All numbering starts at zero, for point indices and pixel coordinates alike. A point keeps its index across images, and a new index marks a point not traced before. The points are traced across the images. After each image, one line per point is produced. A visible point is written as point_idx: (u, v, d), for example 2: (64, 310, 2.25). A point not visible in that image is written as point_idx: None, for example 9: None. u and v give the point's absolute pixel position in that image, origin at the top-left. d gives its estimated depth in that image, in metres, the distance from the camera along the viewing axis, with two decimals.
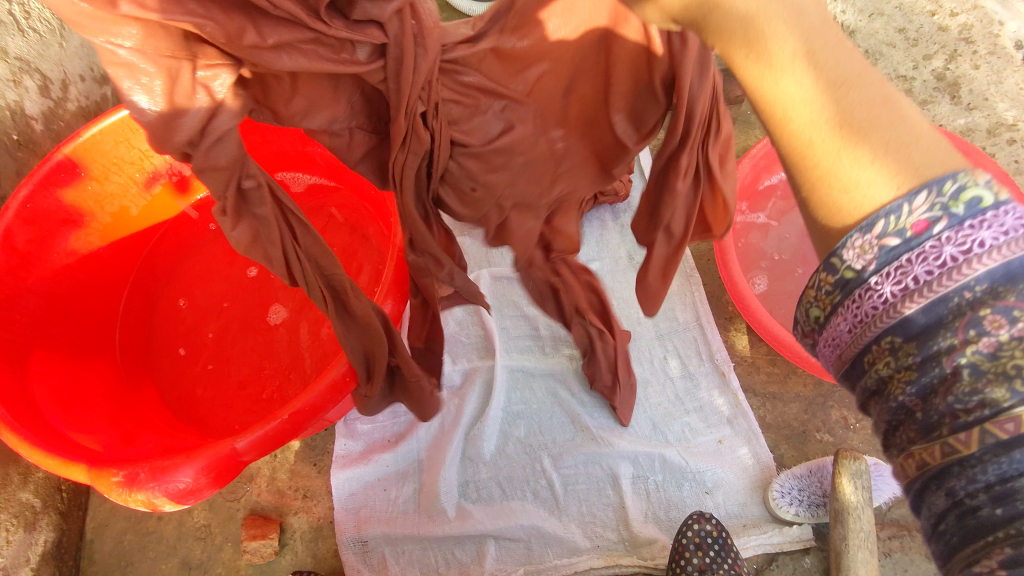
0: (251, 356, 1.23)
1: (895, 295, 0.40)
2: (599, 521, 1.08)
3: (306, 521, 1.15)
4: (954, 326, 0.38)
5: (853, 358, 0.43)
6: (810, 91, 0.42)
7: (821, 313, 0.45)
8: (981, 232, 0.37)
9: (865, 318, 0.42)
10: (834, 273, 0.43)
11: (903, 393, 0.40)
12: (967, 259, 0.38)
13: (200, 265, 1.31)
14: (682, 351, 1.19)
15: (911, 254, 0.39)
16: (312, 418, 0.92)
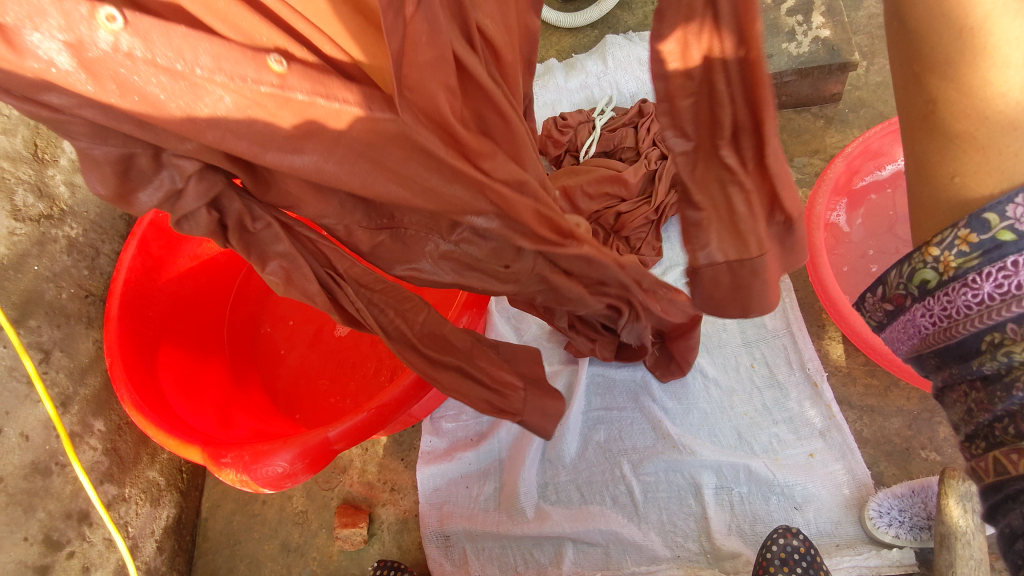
0: (343, 351, 1.31)
1: (990, 297, 0.46)
2: (680, 531, 1.06)
3: (393, 513, 1.21)
4: None
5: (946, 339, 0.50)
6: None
7: (926, 284, 0.50)
8: None
9: (953, 312, 0.48)
10: (928, 264, 0.49)
11: (994, 366, 0.47)
12: None
13: None
14: (771, 359, 1.14)
15: (991, 266, 0.45)
16: (396, 412, 0.97)
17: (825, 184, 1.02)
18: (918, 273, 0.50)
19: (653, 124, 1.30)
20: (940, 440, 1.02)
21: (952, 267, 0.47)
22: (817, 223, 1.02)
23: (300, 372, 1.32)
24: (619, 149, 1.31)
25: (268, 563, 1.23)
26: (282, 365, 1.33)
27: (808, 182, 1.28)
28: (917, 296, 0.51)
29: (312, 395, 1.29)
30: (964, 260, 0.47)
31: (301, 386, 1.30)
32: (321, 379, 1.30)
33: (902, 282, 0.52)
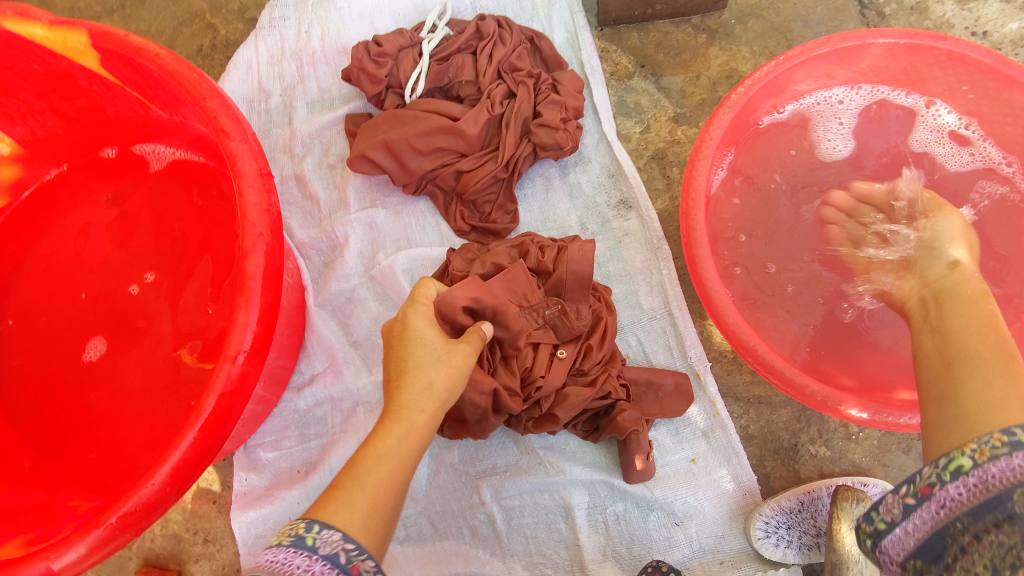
0: (121, 368, 0.93)
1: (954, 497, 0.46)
2: (549, 562, 0.91)
3: (209, 569, 0.98)
4: (987, 522, 0.44)
5: (975, 508, 0.45)
6: (973, 351, 0.56)
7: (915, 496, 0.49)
8: (994, 468, 0.45)
9: (939, 512, 0.47)
10: (941, 464, 0.48)
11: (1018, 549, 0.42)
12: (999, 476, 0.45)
13: (47, 259, 0.98)
14: (648, 346, 0.96)
15: (958, 479, 0.47)
16: (151, 517, 0.66)
17: (708, 143, 0.79)
18: (954, 460, 0.48)
19: (496, 48, 0.99)
20: (830, 431, 0.91)
21: (987, 454, 0.46)
22: (699, 196, 0.78)
23: (63, 402, 0.93)
24: (455, 84, 1.00)
25: None
26: (22, 401, 0.93)
27: (689, 117, 1.04)
28: (946, 479, 0.47)
29: (84, 435, 0.91)
30: (996, 450, 0.46)
31: (68, 423, 0.92)
32: (96, 409, 0.92)
33: (935, 471, 0.48)
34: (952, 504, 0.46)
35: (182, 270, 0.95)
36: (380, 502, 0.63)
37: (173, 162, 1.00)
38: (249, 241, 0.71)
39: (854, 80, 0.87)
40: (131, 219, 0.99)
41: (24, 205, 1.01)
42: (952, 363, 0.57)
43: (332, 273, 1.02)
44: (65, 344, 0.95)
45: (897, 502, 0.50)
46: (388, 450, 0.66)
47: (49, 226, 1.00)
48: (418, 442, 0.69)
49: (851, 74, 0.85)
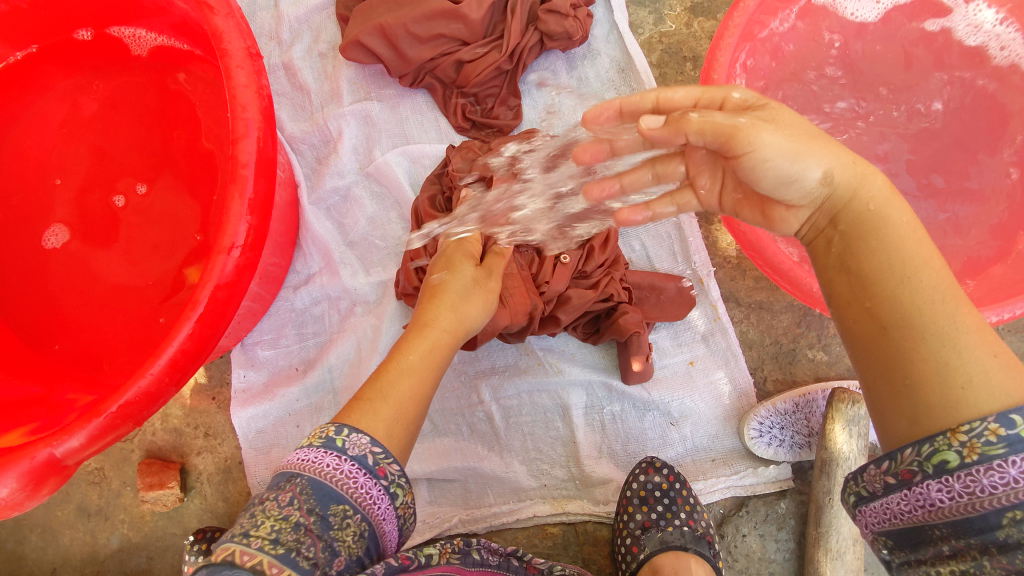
0: (109, 261, 0.90)
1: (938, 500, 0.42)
2: (546, 457, 0.93)
3: (211, 462, 0.99)
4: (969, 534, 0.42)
5: (954, 516, 0.42)
6: (920, 284, 0.48)
7: (887, 485, 0.45)
8: (985, 479, 0.40)
9: (912, 511, 0.44)
10: (910, 465, 0.44)
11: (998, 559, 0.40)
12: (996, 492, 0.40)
13: (23, 144, 0.93)
14: (652, 250, 0.94)
15: (938, 483, 0.42)
16: (150, 408, 0.66)
17: (731, 29, 0.76)
18: (937, 453, 0.42)
19: None
20: (829, 336, 0.91)
21: (976, 453, 0.41)
22: (717, 85, 0.75)
23: (50, 293, 0.91)
24: None
25: (66, 531, 1.01)
26: (9, 295, 0.91)
27: (706, 8, 0.98)
28: (931, 475, 0.43)
29: (73, 328, 0.89)
30: (991, 449, 0.41)
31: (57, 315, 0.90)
32: (85, 301, 0.90)
33: (917, 459, 0.43)
34: (935, 507, 0.42)
35: (171, 163, 0.91)
36: (403, 413, 0.62)
37: (154, 50, 0.93)
38: (240, 127, 0.66)
39: None
40: (110, 107, 0.93)
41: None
42: (883, 323, 0.48)
43: (325, 169, 0.98)
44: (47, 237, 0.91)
45: (877, 477, 0.46)
46: (411, 364, 0.65)
47: (23, 114, 0.94)
48: (440, 358, 0.68)
49: None
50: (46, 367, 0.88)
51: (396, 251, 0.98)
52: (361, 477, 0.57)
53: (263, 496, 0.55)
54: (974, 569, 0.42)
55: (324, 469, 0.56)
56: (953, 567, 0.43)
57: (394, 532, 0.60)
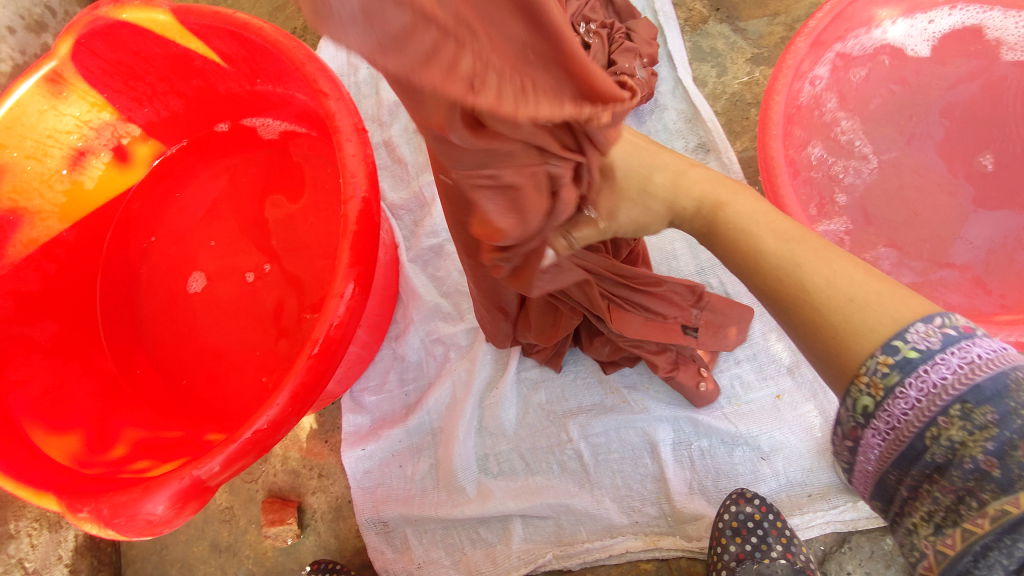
0: (240, 319, 1.05)
1: (886, 431, 0.44)
2: (636, 494, 0.94)
3: (324, 501, 1.08)
4: (953, 446, 0.41)
5: (916, 430, 0.43)
6: (777, 235, 0.52)
7: (849, 440, 0.47)
8: (934, 372, 0.42)
9: (882, 447, 0.45)
10: (855, 397, 0.45)
11: (943, 452, 0.42)
12: (943, 387, 0.41)
13: (180, 224, 1.12)
14: (731, 287, 0.97)
15: (907, 388, 0.42)
16: (275, 436, 0.75)
17: (785, 72, 0.81)
18: (857, 399, 0.45)
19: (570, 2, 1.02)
20: None
21: (880, 388, 0.43)
22: (777, 127, 0.80)
23: (194, 348, 1.06)
24: None
25: (200, 566, 1.11)
26: (165, 350, 1.07)
27: (767, 56, 1.03)
28: (865, 423, 0.45)
29: (211, 378, 1.04)
30: (889, 379, 0.43)
31: (198, 365, 1.05)
32: (221, 354, 1.05)
33: (850, 415, 0.46)
34: (882, 447, 0.44)
35: (299, 231, 1.06)
36: None
37: (283, 132, 1.11)
38: (350, 189, 0.77)
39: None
40: (252, 185, 1.11)
41: (158, 175, 1.15)
42: (753, 262, 0.52)
43: (422, 230, 1.10)
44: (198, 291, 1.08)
45: (842, 445, 0.48)
46: None
47: (182, 192, 1.14)
48: None
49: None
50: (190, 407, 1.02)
51: None
52: None
53: None
54: (960, 506, 0.42)
55: None
56: (917, 506, 0.45)
57: None
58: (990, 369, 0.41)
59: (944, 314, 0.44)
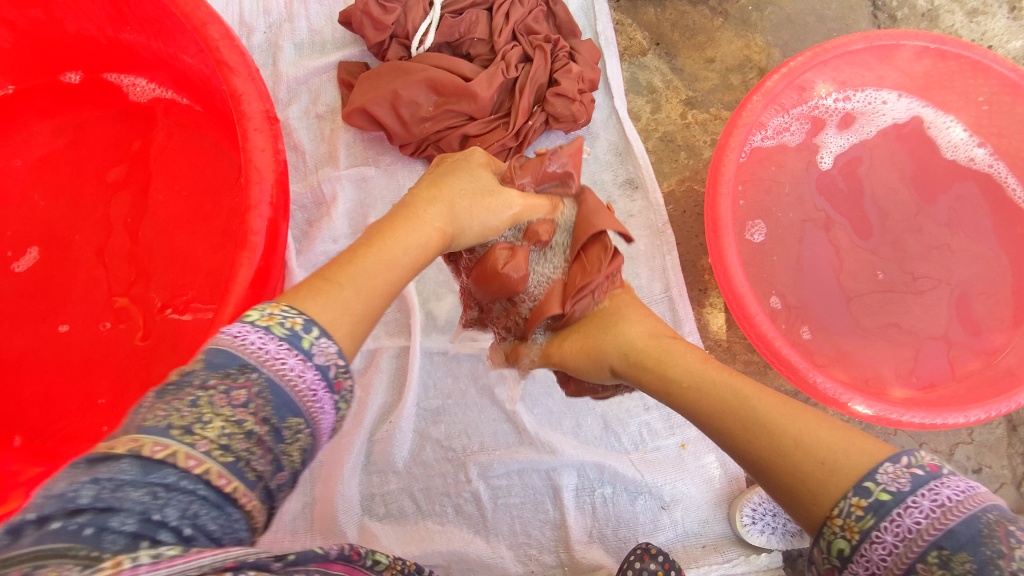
0: (61, 312, 0.80)
1: (293, 364, 0.44)
2: (534, 542, 0.89)
3: None
4: (281, 420, 0.42)
5: (277, 400, 0.42)
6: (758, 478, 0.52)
7: (214, 443, 0.39)
8: (309, 372, 0.44)
9: (271, 368, 0.43)
10: (222, 484, 0.39)
11: (286, 436, 0.43)
12: (305, 379, 0.44)
13: None
14: None
15: (269, 444, 0.42)
16: None
17: (740, 129, 0.77)
18: (209, 441, 0.39)
19: (514, 8, 0.94)
20: None
21: (299, 441, 0.44)
22: (727, 181, 0.77)
23: None
24: (465, 41, 0.95)
25: None
26: None
27: (700, 101, 1.03)
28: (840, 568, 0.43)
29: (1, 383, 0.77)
30: (342, 380, 0.47)
31: None
32: (23, 354, 0.78)
33: (230, 412, 0.40)
34: (288, 373, 0.43)
35: (170, 218, 0.83)
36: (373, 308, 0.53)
37: (153, 98, 0.88)
38: (254, 193, 0.63)
39: (901, 85, 0.86)
40: (108, 154, 0.86)
41: None
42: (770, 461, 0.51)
43: (318, 232, 0.95)
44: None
45: (239, 432, 0.40)
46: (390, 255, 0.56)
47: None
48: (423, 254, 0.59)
49: (893, 80, 0.85)
50: None
51: (386, 318, 0.96)
52: (322, 391, 0.44)
53: (196, 373, 0.41)
54: (265, 472, 0.42)
55: (282, 367, 0.43)
56: (265, 430, 0.42)
57: (328, 438, 0.47)
58: (319, 429, 0.45)
59: (307, 323, 0.46)
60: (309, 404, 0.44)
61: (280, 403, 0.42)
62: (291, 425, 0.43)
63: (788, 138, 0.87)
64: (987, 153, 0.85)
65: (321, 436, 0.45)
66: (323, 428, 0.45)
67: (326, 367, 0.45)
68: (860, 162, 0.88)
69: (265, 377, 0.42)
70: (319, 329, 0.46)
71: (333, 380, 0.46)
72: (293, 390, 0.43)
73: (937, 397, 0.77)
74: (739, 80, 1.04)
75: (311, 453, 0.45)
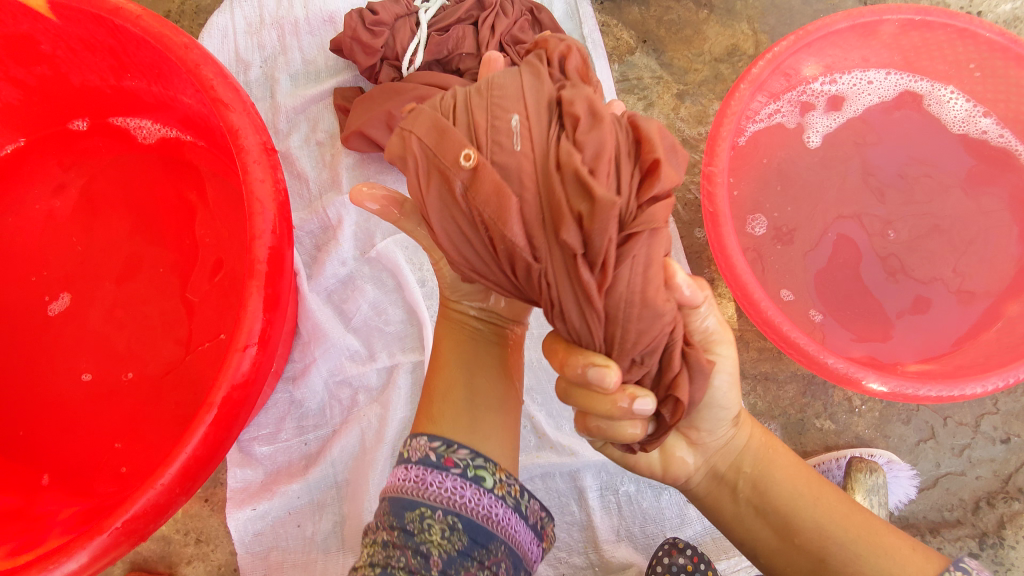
0: (85, 353, 0.83)
1: (454, 480, 0.60)
2: (563, 545, 0.89)
3: (202, 571, 0.92)
4: (470, 531, 0.58)
5: (449, 510, 0.58)
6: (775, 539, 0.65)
7: (410, 556, 0.56)
8: (467, 488, 0.60)
9: (430, 488, 0.59)
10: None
11: (478, 544, 0.58)
12: (464, 489, 0.60)
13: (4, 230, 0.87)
14: None
15: (464, 555, 0.57)
16: (160, 520, 0.61)
17: (729, 119, 0.78)
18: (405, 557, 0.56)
19: (498, 20, 0.96)
20: (834, 405, 0.93)
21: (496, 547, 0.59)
22: (720, 171, 0.77)
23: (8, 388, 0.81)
24: (455, 57, 0.96)
25: None
26: None
27: (692, 94, 1.03)
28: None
29: (33, 426, 0.80)
30: (501, 482, 0.62)
31: (15, 408, 0.80)
32: (52, 396, 0.81)
33: (411, 528, 0.57)
34: (451, 488, 0.60)
35: (183, 254, 0.86)
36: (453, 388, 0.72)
37: (159, 139, 0.90)
38: (257, 224, 0.66)
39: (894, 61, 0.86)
40: (120, 197, 0.88)
41: None
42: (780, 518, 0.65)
43: (326, 256, 0.97)
44: (20, 313, 0.84)
45: (433, 544, 0.57)
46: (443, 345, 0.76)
47: (16, 201, 0.88)
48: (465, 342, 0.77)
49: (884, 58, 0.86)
50: (7, 473, 0.77)
51: (399, 334, 0.97)
52: (467, 489, 0.60)
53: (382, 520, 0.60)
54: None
55: (441, 491, 0.59)
56: (445, 538, 0.57)
57: (518, 523, 0.62)
58: (505, 533, 0.60)
59: (449, 444, 0.63)
60: (493, 523, 0.59)
61: (471, 530, 0.58)
62: (485, 540, 0.58)
63: (780, 123, 0.88)
64: (993, 121, 0.84)
65: (516, 541, 0.61)
66: (514, 534, 0.61)
67: (479, 476, 0.61)
68: (855, 141, 0.88)
69: (409, 499, 0.59)
70: (459, 446, 0.63)
71: (439, 461, 0.61)
72: (465, 506, 0.59)
73: (953, 369, 0.76)
74: (729, 69, 1.04)
75: (511, 551, 0.60)
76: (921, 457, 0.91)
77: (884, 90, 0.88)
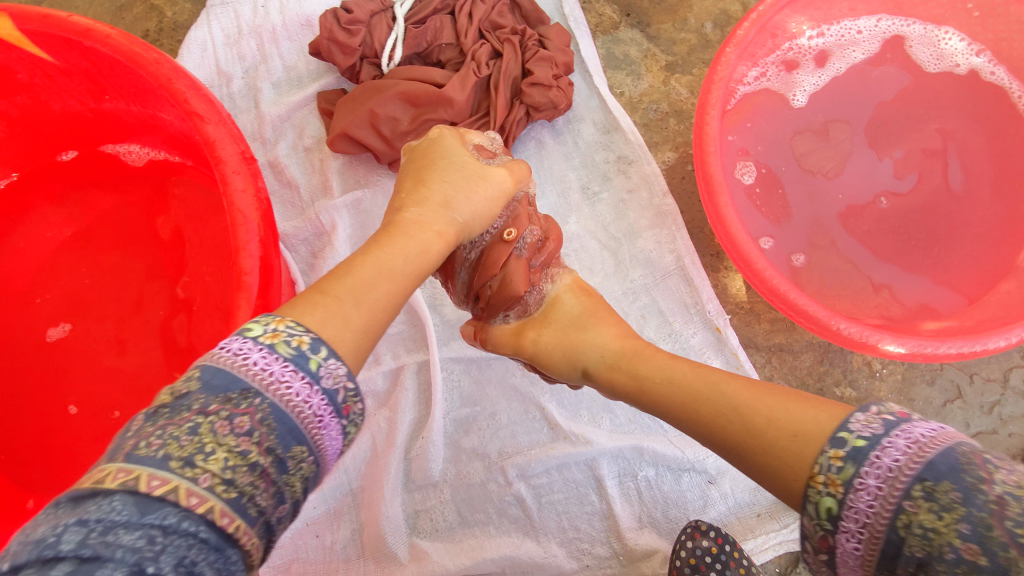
0: (90, 384, 0.82)
1: (293, 382, 0.44)
2: (585, 536, 0.88)
3: None
4: (283, 481, 0.43)
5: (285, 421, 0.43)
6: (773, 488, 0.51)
7: (210, 472, 0.39)
8: (296, 382, 0.44)
9: (273, 386, 0.43)
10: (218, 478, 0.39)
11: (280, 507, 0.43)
12: (316, 403, 0.45)
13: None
14: (666, 306, 0.91)
15: (264, 503, 0.42)
16: None
17: (718, 84, 0.75)
18: (205, 453, 0.40)
19: (476, 7, 0.94)
20: (854, 371, 0.90)
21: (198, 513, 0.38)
22: (713, 140, 0.75)
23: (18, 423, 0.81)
24: (434, 49, 0.95)
25: None
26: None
27: (681, 64, 1.00)
28: (834, 529, 0.43)
29: (46, 460, 0.80)
30: (304, 474, 0.44)
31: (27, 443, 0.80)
32: (62, 429, 0.81)
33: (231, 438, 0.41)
34: (300, 393, 0.44)
35: (179, 275, 0.85)
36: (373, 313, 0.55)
37: (147, 160, 0.90)
38: (241, 234, 0.64)
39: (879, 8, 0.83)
40: (114, 223, 0.88)
41: None
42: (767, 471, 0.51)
43: (322, 262, 0.96)
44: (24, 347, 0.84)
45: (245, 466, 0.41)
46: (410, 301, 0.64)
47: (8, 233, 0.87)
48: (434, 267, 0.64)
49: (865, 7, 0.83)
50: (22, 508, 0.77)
51: (401, 335, 0.96)
52: (296, 382, 0.44)
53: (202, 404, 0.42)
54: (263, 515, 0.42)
55: (282, 386, 0.43)
56: (265, 459, 0.42)
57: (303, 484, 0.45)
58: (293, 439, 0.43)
59: (304, 329, 0.47)
60: (315, 439, 0.44)
61: (284, 430, 0.43)
62: (238, 480, 0.40)
63: (766, 86, 0.85)
64: (985, 59, 0.82)
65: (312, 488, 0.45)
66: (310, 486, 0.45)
67: (337, 391, 0.45)
68: (853, 95, 0.85)
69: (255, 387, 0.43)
70: (326, 350, 0.47)
71: (320, 369, 0.45)
72: (299, 418, 0.44)
73: (973, 324, 0.73)
74: (716, 36, 1.01)
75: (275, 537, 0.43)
76: (950, 418, 0.88)
77: (872, 40, 0.84)
